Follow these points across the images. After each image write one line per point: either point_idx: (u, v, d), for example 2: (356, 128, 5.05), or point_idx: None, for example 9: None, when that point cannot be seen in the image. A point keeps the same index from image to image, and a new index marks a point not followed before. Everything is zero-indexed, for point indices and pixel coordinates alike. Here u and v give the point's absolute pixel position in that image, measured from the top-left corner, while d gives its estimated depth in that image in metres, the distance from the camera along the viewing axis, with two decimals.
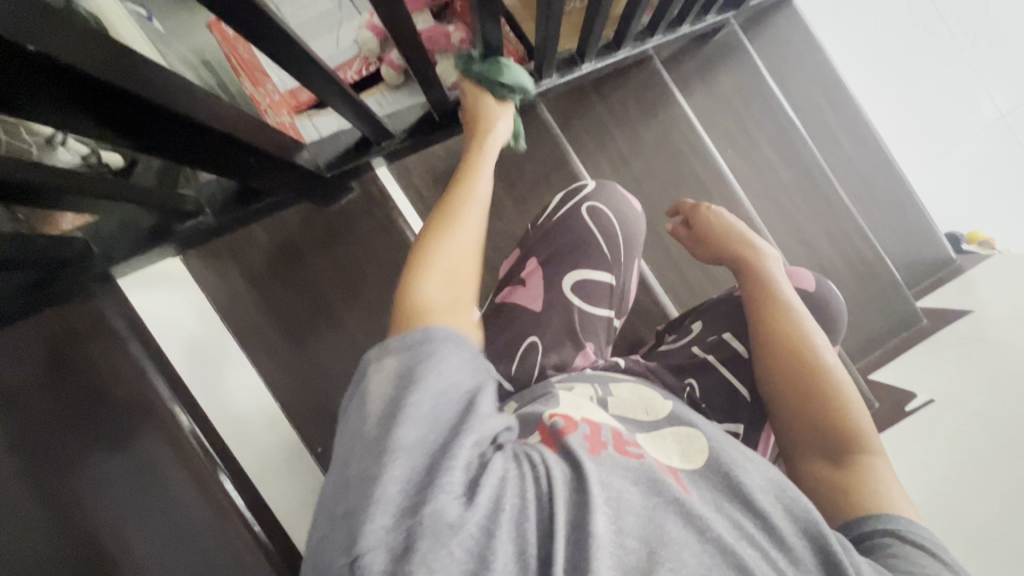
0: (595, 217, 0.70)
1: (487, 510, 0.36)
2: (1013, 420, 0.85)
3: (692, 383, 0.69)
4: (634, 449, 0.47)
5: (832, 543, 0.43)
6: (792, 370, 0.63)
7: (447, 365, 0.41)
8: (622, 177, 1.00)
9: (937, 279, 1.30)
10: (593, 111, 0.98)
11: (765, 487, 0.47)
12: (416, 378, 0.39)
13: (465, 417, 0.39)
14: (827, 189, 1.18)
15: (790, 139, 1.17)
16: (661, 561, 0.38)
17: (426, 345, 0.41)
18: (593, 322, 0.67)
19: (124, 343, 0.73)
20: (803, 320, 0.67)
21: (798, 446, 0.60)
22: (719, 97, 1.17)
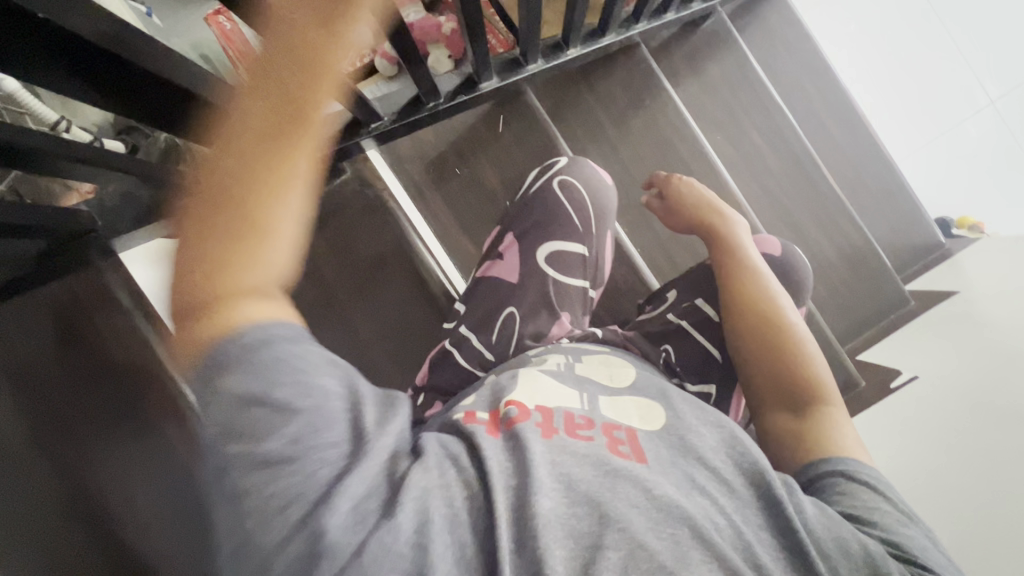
0: (566, 191, 0.72)
1: (417, 521, 0.37)
2: (992, 394, 0.87)
3: (668, 349, 0.73)
4: (585, 432, 0.48)
5: (779, 493, 0.48)
6: (757, 332, 0.69)
7: (290, 369, 0.38)
8: (610, 162, 1.02)
9: (924, 262, 1.33)
10: (581, 98, 1.00)
11: (717, 446, 0.51)
12: (264, 397, 0.36)
13: (333, 419, 0.38)
14: (814, 173, 1.20)
15: (779, 125, 1.19)
16: (612, 523, 0.41)
17: (255, 351, 0.37)
18: (568, 293, 0.69)
19: (127, 314, 0.72)
20: (767, 283, 0.72)
21: (762, 400, 0.66)
22: (707, 86, 1.19)
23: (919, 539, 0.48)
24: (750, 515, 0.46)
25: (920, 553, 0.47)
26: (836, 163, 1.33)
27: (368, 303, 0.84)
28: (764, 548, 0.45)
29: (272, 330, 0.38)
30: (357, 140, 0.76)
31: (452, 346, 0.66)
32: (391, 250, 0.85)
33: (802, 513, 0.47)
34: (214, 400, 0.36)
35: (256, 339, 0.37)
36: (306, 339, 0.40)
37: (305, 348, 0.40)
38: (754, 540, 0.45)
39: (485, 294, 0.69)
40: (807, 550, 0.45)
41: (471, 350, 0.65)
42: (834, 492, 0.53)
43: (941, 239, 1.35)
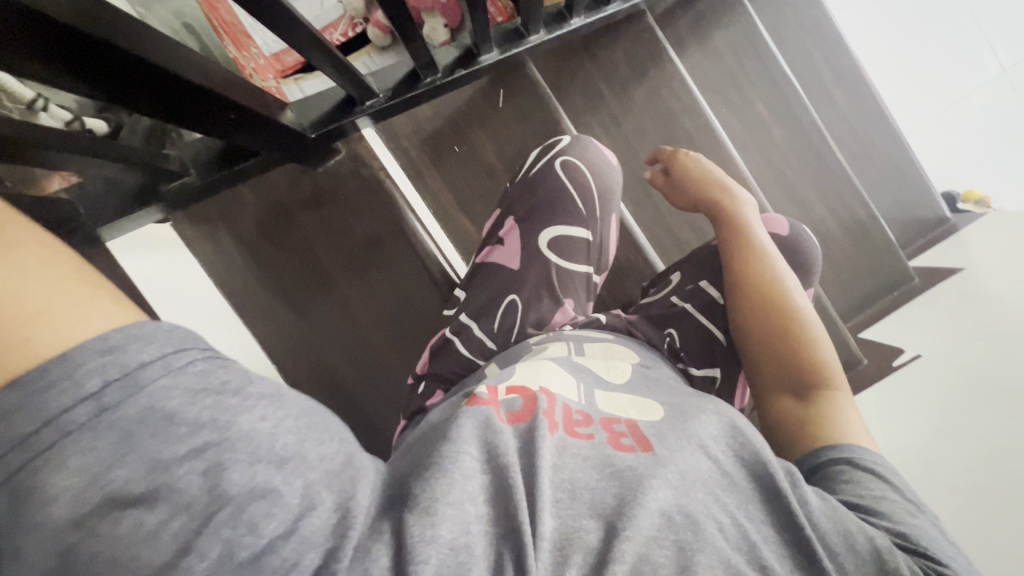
0: (569, 172, 0.69)
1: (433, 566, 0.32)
2: (993, 373, 0.88)
3: (672, 333, 0.72)
4: (583, 429, 0.47)
5: (782, 486, 0.47)
6: (763, 316, 0.67)
7: (181, 433, 0.29)
8: (613, 138, 0.99)
9: (930, 238, 1.31)
10: (583, 69, 0.96)
11: (718, 435, 0.50)
12: (159, 485, 0.28)
13: (266, 480, 0.30)
14: (822, 148, 1.17)
15: (786, 96, 1.16)
16: (620, 532, 0.40)
17: (119, 417, 0.28)
18: (572, 279, 0.68)
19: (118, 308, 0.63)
20: (774, 263, 0.70)
21: (767, 385, 0.65)
22: (713, 55, 1.14)
23: (927, 529, 0.48)
24: (752, 510, 0.46)
25: (929, 544, 0.46)
26: (843, 135, 1.29)
27: (368, 288, 0.82)
28: (768, 546, 0.44)
29: (137, 373, 0.29)
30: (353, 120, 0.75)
31: (452, 334, 0.65)
32: (389, 232, 0.83)
33: (805, 504, 0.47)
34: (58, 502, 0.26)
35: (114, 380, 0.28)
36: (191, 373, 0.31)
37: (191, 389, 0.30)
38: (758, 538, 0.44)
39: (486, 281, 0.67)
40: (812, 547, 0.44)
41: (472, 339, 0.64)
42: (839, 480, 0.52)
43: (947, 214, 1.32)
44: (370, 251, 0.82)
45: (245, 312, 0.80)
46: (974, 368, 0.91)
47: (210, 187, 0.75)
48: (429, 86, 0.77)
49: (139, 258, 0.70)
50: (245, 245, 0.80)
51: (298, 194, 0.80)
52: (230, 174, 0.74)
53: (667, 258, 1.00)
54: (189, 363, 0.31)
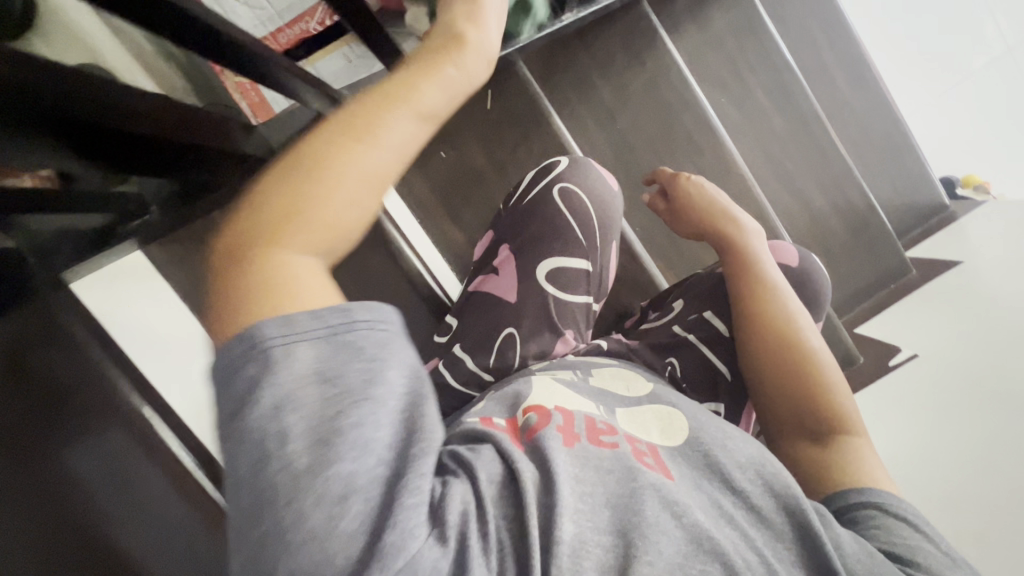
0: (567, 200, 0.66)
1: (456, 551, 0.32)
2: (988, 375, 0.88)
3: (673, 362, 0.67)
4: (608, 437, 0.45)
5: (814, 524, 0.43)
6: (776, 355, 0.60)
7: (361, 361, 0.31)
8: (608, 133, 0.94)
9: (928, 226, 1.27)
10: (576, 61, 0.91)
11: (747, 464, 0.46)
12: (335, 386, 0.30)
13: (376, 432, 0.31)
14: (822, 137, 1.13)
15: (786, 83, 1.11)
16: (638, 556, 0.37)
17: (337, 333, 0.31)
18: (570, 310, 0.64)
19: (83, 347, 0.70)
20: (783, 297, 0.64)
21: (778, 423, 0.59)
22: (712, 38, 1.08)
23: None
24: (780, 549, 0.42)
25: None
26: (844, 121, 1.25)
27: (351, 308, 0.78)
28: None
29: (354, 319, 0.32)
30: None
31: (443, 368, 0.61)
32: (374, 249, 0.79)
33: (835, 541, 0.43)
34: (269, 372, 0.29)
35: (336, 322, 0.32)
36: (387, 333, 0.33)
37: (380, 336, 0.33)
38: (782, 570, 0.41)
39: (480, 313, 0.64)
40: None
41: (463, 372, 0.60)
42: (865, 527, 0.46)
43: (946, 201, 1.29)
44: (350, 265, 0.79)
45: None
46: (975, 367, 0.90)
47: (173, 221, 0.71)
48: None
49: (108, 291, 0.70)
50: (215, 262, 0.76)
51: None
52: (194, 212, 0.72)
53: (663, 259, 0.97)
54: (378, 330, 0.33)
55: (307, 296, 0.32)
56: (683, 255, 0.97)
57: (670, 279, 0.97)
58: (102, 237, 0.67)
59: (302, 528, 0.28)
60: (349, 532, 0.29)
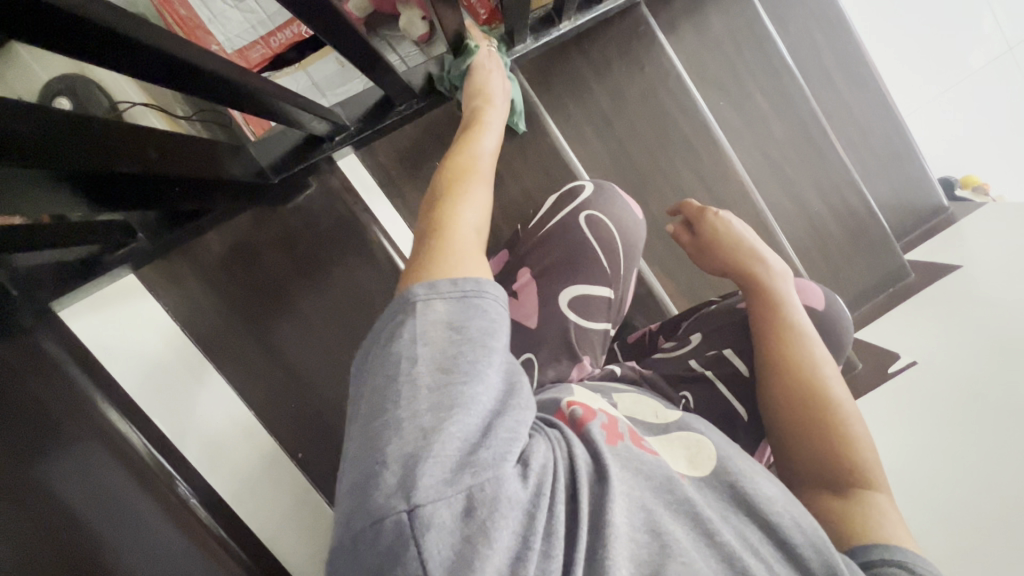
0: (593, 227, 0.65)
1: (533, 493, 0.34)
2: (986, 385, 0.87)
3: (687, 395, 0.61)
4: (648, 444, 0.45)
5: (839, 567, 0.42)
6: (795, 399, 0.55)
7: (487, 327, 0.38)
8: (606, 141, 0.93)
9: (927, 228, 1.27)
10: (573, 67, 0.89)
11: (778, 496, 0.45)
12: (459, 338, 0.36)
13: (484, 373, 0.36)
14: (821, 142, 1.12)
15: (785, 87, 1.09)
16: (673, 555, 0.36)
17: (473, 295, 0.38)
18: (588, 335, 0.61)
19: (64, 370, 0.69)
20: (811, 346, 0.58)
21: (798, 474, 0.54)
22: (710, 42, 1.07)
23: None
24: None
25: None
26: (843, 124, 1.24)
27: (342, 322, 0.80)
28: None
29: (484, 288, 0.39)
30: (319, 157, 0.73)
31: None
32: (366, 264, 0.80)
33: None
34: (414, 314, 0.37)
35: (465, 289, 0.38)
36: (503, 315, 0.39)
37: (499, 312, 0.39)
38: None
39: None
40: None
41: None
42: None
43: (946, 203, 1.29)
44: (341, 285, 0.80)
45: (214, 354, 0.78)
46: (977, 379, 0.89)
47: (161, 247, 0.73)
48: (399, 115, 0.74)
49: (95, 320, 0.72)
50: (208, 280, 0.76)
51: (268, 232, 0.77)
52: (173, 237, 0.74)
53: (662, 267, 0.96)
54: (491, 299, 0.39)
55: (464, 266, 0.41)
56: (683, 264, 0.96)
57: (669, 288, 0.96)
58: (85, 266, 0.68)
59: (414, 423, 0.33)
60: (450, 438, 0.33)
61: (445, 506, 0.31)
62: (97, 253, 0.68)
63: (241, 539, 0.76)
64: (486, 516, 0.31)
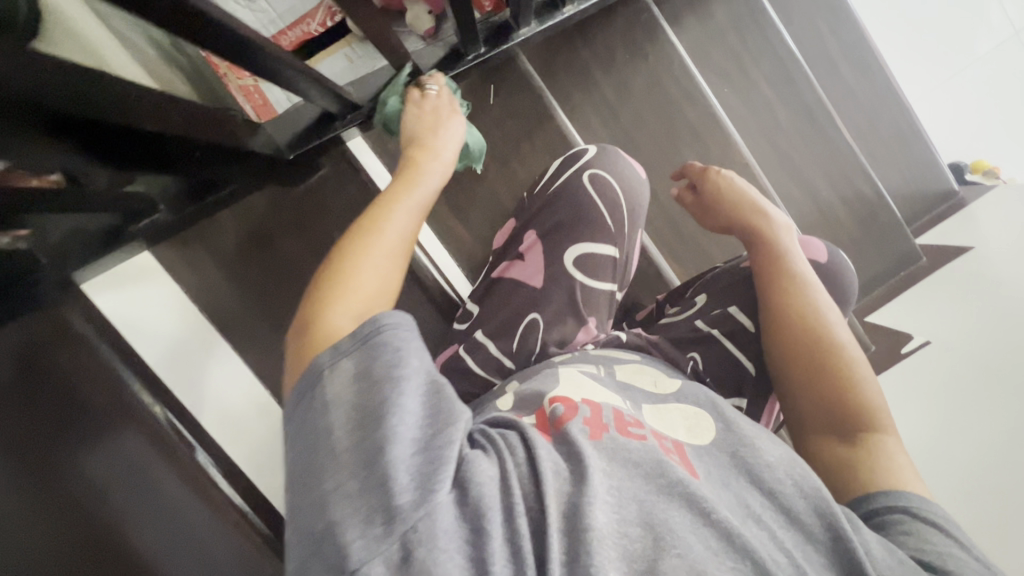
0: (597, 185, 0.65)
1: (472, 520, 0.34)
2: (1003, 364, 0.85)
3: (695, 357, 0.62)
4: (636, 429, 0.45)
5: (843, 525, 0.41)
6: (802, 350, 0.56)
7: (394, 363, 0.37)
8: (611, 128, 0.93)
9: (936, 213, 1.26)
10: (577, 55, 0.90)
11: (780, 462, 0.45)
12: (370, 384, 0.36)
13: (400, 410, 0.36)
14: (826, 128, 1.12)
15: (789, 75, 1.10)
16: (668, 547, 0.37)
17: (366, 333, 0.38)
18: (596, 296, 0.62)
19: (92, 345, 0.73)
20: (811, 294, 0.58)
21: (804, 420, 0.54)
22: (713, 32, 1.08)
23: None
24: (809, 549, 0.41)
25: None
26: (849, 112, 1.24)
27: None
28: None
29: (381, 325, 0.39)
30: (331, 134, 0.75)
31: (465, 353, 0.61)
32: None
33: (864, 546, 0.41)
34: (324, 381, 0.37)
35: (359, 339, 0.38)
36: (410, 342, 0.39)
37: (405, 342, 0.39)
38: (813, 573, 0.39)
39: (502, 300, 0.63)
40: None
41: (488, 358, 0.59)
42: (893, 533, 0.43)
43: (956, 187, 1.28)
44: None
45: (233, 338, 0.79)
46: (989, 360, 0.88)
47: (180, 220, 0.76)
48: None
49: (118, 296, 0.74)
50: (223, 264, 0.79)
51: (283, 215, 0.79)
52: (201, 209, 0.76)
53: (671, 252, 0.97)
54: (395, 326, 0.39)
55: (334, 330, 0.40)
56: (690, 250, 0.97)
57: (676, 270, 0.96)
58: (112, 236, 0.70)
59: (340, 488, 0.34)
60: (376, 493, 0.33)
61: (380, 560, 0.32)
62: (121, 224, 0.70)
63: (261, 513, 0.76)
64: (426, 555, 0.32)
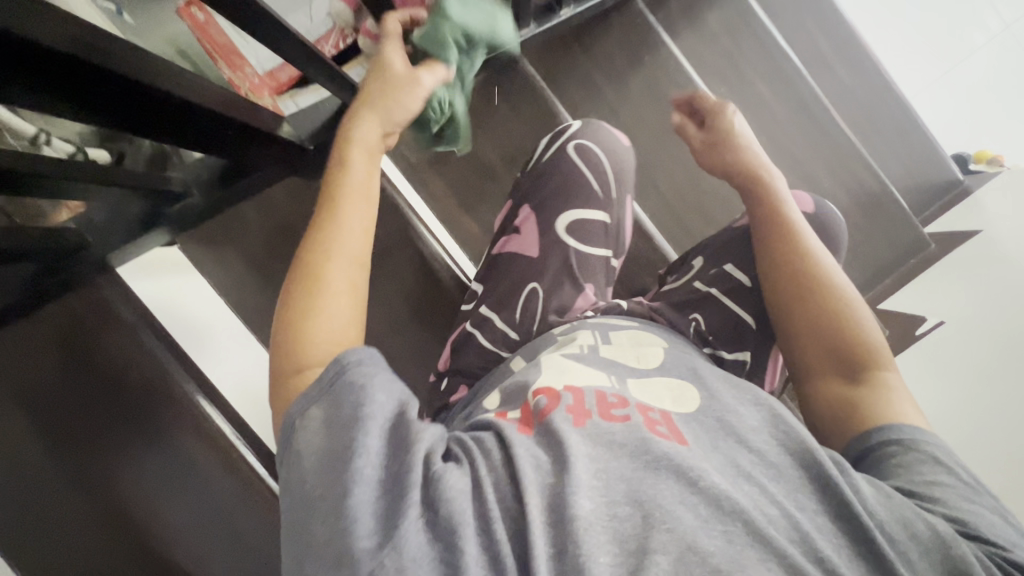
0: (583, 155, 0.69)
1: (447, 543, 0.34)
2: (1012, 333, 0.90)
3: (698, 318, 0.63)
4: (620, 411, 0.44)
5: (832, 474, 0.42)
6: (808, 300, 0.58)
7: (353, 399, 0.38)
8: (613, 128, 0.97)
9: (944, 201, 1.26)
10: (577, 61, 0.95)
11: (760, 426, 0.46)
12: (333, 426, 0.37)
13: (365, 449, 0.36)
14: (824, 123, 1.15)
15: (784, 74, 1.14)
16: (657, 522, 0.36)
17: (331, 373, 0.39)
18: (591, 261, 0.66)
19: (135, 330, 0.76)
20: (810, 242, 0.60)
21: (806, 364, 0.57)
22: (707, 37, 1.12)
23: (986, 514, 0.42)
24: (823, 521, 0.40)
25: (989, 529, 0.41)
26: (847, 108, 1.27)
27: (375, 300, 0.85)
28: (822, 534, 0.39)
29: (345, 364, 0.39)
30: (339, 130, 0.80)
31: (473, 329, 0.63)
32: (397, 241, 0.87)
33: (853, 485, 0.42)
34: (294, 437, 0.38)
35: (329, 377, 0.39)
36: (374, 374, 0.40)
37: (364, 379, 0.39)
38: (811, 527, 0.39)
39: (505, 271, 0.66)
40: (883, 553, 0.38)
41: (492, 330, 0.62)
42: (887, 468, 0.46)
43: (961, 176, 1.28)
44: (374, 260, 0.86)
45: (260, 329, 0.81)
46: (999, 330, 0.92)
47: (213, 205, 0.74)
48: None
49: (148, 281, 0.79)
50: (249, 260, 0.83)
51: (305, 209, 0.83)
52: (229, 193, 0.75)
53: (676, 243, 1.00)
54: (358, 359, 0.40)
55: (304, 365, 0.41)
56: (695, 240, 1.00)
57: None
58: (149, 219, 0.72)
59: (315, 542, 0.34)
60: (347, 540, 0.33)
61: None
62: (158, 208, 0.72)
63: None
64: None
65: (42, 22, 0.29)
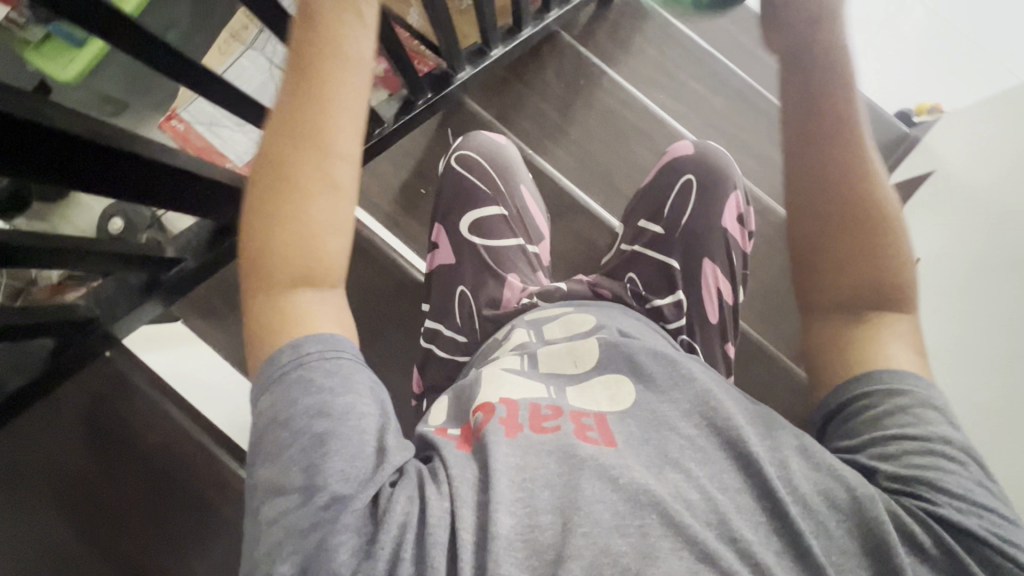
0: (465, 163, 0.82)
1: (387, 559, 0.38)
2: (984, 252, 0.89)
3: (633, 277, 0.73)
4: (552, 423, 0.47)
5: (748, 443, 0.46)
6: (864, 242, 0.51)
7: (309, 403, 0.41)
8: (565, 147, 1.05)
9: (896, 156, 1.32)
10: (519, 96, 1.04)
11: (691, 410, 0.49)
12: (287, 434, 0.41)
13: (328, 466, 0.39)
14: (761, 105, 1.22)
15: (713, 70, 1.23)
16: (574, 528, 0.39)
17: (285, 360, 0.43)
18: (506, 254, 0.78)
19: (147, 397, 0.81)
20: (868, 154, 0.52)
21: (829, 306, 0.53)
22: (636, 53, 1.22)
23: (953, 472, 0.44)
24: (743, 496, 0.44)
25: (946, 494, 0.44)
26: None
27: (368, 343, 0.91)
28: (740, 515, 0.43)
29: (304, 352, 0.43)
30: None
31: (429, 343, 0.72)
32: (383, 283, 0.94)
33: (780, 462, 0.46)
34: (261, 438, 0.42)
35: (291, 366, 0.43)
36: (328, 367, 0.43)
37: (322, 383, 0.42)
38: (731, 511, 0.42)
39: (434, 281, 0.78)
40: (786, 511, 0.42)
41: (444, 340, 0.71)
42: (861, 422, 0.49)
43: (905, 130, 1.35)
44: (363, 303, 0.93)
45: None
46: (972, 250, 0.92)
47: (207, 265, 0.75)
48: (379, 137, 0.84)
49: (161, 352, 0.84)
50: None
51: None
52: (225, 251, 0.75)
53: None
54: (337, 358, 0.44)
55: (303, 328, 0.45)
56: None
57: None
58: (147, 287, 0.71)
59: (265, 544, 0.39)
60: (288, 548, 0.38)
61: None
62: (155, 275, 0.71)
63: None
64: None
65: (52, 113, 0.36)
